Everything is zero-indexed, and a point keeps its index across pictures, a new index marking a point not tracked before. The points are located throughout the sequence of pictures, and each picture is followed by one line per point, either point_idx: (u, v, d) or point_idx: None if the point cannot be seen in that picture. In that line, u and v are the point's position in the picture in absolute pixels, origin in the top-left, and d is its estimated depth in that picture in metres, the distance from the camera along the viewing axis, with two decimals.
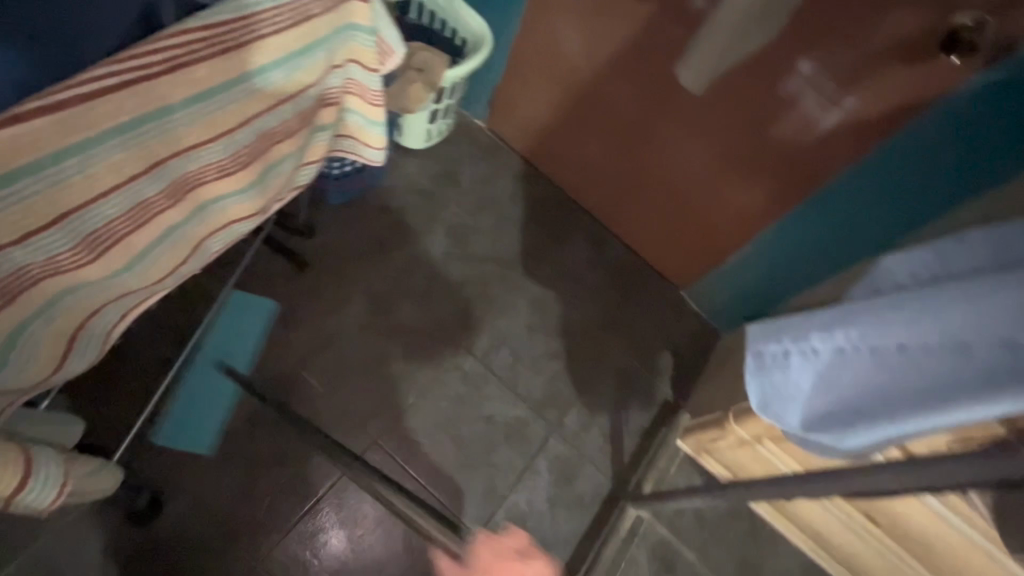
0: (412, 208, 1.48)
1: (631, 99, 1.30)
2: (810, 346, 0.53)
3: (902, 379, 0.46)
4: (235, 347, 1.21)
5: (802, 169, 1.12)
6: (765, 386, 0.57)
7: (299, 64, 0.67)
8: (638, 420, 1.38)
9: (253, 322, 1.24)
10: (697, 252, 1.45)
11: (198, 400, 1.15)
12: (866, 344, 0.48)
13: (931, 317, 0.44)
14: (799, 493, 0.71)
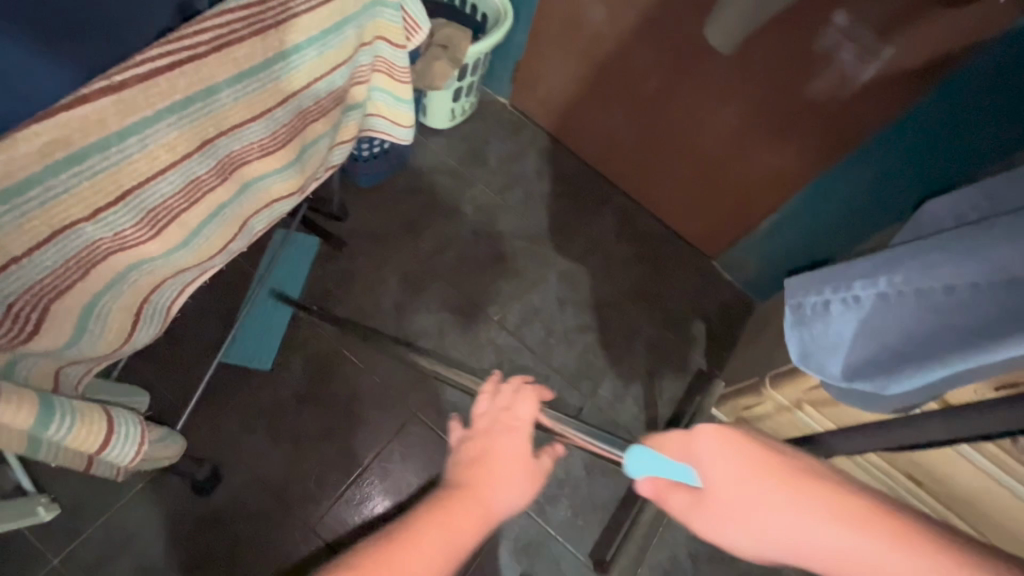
0: (439, 187, 1.49)
1: (655, 64, 1.27)
2: (851, 295, 0.53)
3: (948, 320, 0.45)
4: (286, 277, 1.30)
5: (837, 125, 1.09)
6: (807, 337, 0.57)
7: (331, 42, 0.69)
8: (672, 389, 1.38)
9: (299, 255, 1.33)
10: (729, 220, 1.43)
11: (253, 320, 1.24)
12: (911, 289, 0.48)
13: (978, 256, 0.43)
14: (841, 449, 0.70)
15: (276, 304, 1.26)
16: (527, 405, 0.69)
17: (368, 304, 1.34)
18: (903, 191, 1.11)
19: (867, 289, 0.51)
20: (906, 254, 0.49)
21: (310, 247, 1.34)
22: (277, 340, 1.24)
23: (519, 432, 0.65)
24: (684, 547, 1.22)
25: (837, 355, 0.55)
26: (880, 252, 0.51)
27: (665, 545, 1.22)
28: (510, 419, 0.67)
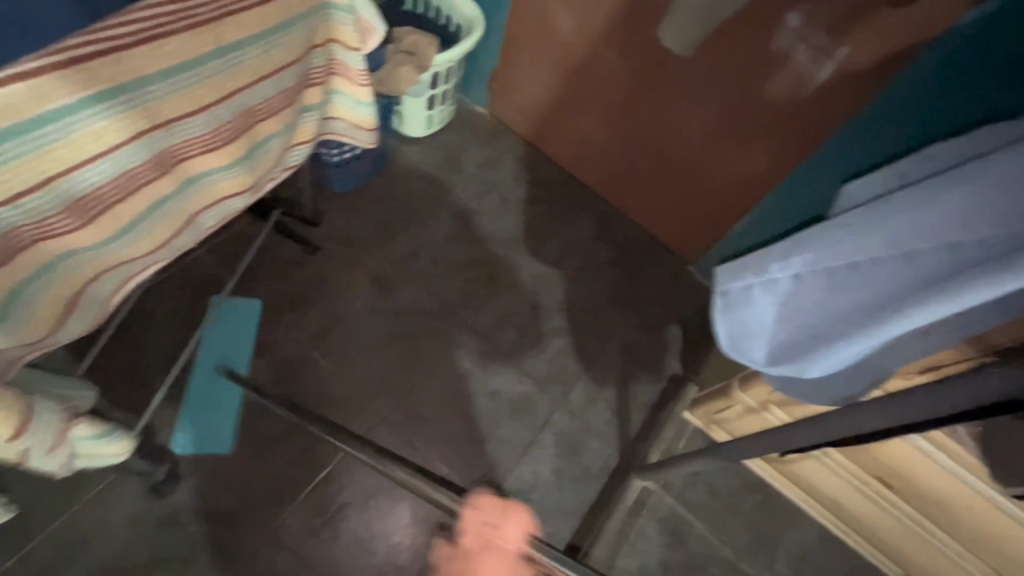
0: (415, 193, 1.50)
1: (624, 70, 1.29)
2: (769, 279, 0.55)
3: (856, 297, 0.49)
4: (232, 347, 1.23)
5: (797, 126, 1.10)
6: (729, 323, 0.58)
7: (278, 40, 0.71)
8: (646, 394, 1.36)
9: (246, 323, 1.26)
10: (702, 225, 1.43)
11: (202, 402, 1.18)
12: (823, 268, 0.51)
13: (880, 233, 0.47)
14: (788, 444, 0.69)
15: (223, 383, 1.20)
16: (513, 534, 1.11)
17: (340, 309, 1.34)
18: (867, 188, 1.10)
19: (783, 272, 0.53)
20: (817, 236, 0.52)
21: (252, 313, 1.27)
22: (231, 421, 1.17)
23: (505, 551, 1.12)
24: (653, 554, 1.20)
25: (759, 340, 0.57)
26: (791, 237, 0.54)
27: (635, 551, 1.20)
28: (494, 535, 1.13)
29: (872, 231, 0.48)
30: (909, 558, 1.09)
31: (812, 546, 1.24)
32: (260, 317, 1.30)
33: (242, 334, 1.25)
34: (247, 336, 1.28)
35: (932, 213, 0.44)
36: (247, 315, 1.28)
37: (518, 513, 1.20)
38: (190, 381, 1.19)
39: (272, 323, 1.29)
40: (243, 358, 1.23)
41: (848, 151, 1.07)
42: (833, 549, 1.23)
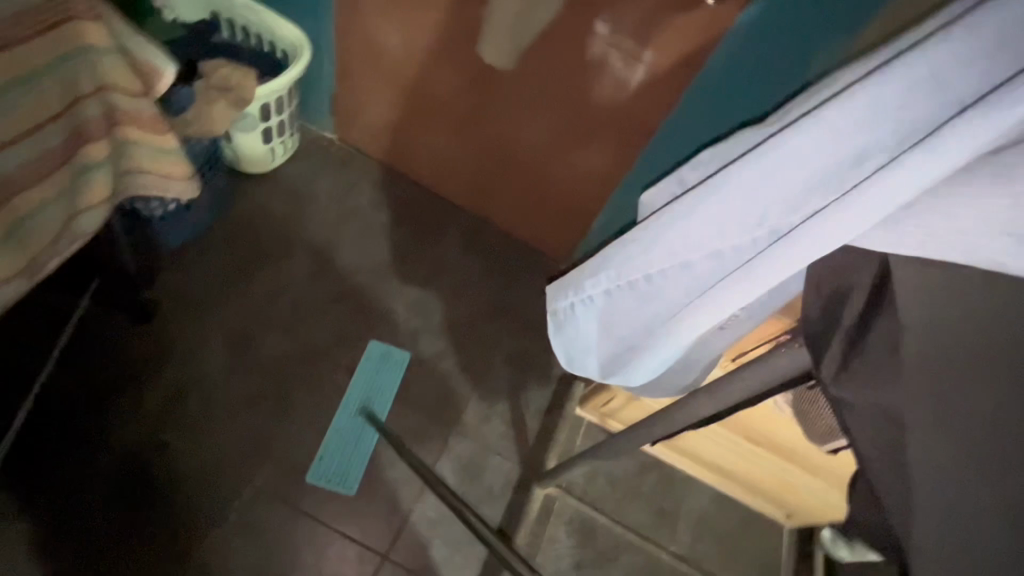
0: (265, 234, 1.39)
1: (459, 85, 1.28)
2: (584, 296, 0.72)
3: (644, 307, 0.67)
4: (380, 390, 1.28)
5: (625, 126, 1.16)
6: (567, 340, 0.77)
7: (16, 98, 0.64)
8: (539, 399, 1.37)
9: (391, 371, 1.31)
10: (563, 229, 1.48)
11: (340, 442, 1.21)
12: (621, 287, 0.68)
13: (652, 251, 0.64)
14: (653, 435, 0.74)
15: (364, 423, 1.23)
16: None
17: (194, 376, 1.20)
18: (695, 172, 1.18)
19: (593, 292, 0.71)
20: (611, 258, 0.69)
21: (402, 362, 1.33)
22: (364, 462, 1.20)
23: None
24: (567, 557, 1.22)
25: (595, 347, 0.74)
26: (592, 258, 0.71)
27: (549, 559, 1.21)
28: None
29: (648, 253, 0.64)
30: (780, 496, 1.24)
31: (707, 509, 1.32)
32: (95, 404, 1.13)
33: (389, 380, 1.30)
34: (84, 428, 1.11)
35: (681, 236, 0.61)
36: (395, 364, 1.33)
37: None
38: (334, 420, 1.23)
39: (110, 408, 1.14)
40: (387, 403, 1.28)
41: (673, 145, 1.15)
42: (725, 509, 1.33)
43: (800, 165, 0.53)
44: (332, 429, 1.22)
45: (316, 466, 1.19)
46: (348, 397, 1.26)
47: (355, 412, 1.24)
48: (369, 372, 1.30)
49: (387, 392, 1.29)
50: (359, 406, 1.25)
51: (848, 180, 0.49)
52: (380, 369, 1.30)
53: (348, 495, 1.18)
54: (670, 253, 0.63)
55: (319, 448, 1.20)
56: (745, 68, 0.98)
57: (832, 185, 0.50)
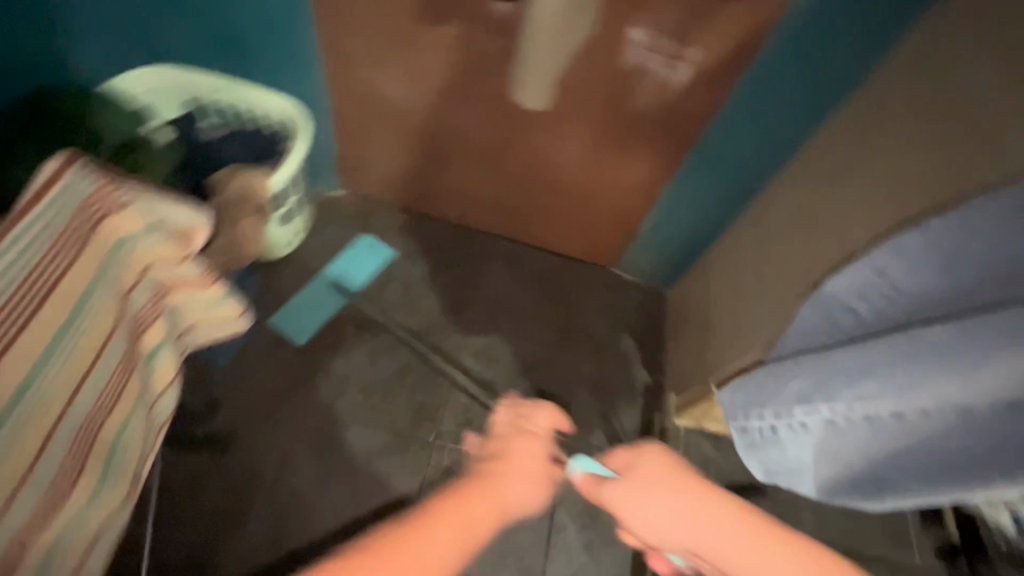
0: (311, 321, 1.32)
1: (477, 119, 1.17)
2: (794, 423, 0.63)
3: (891, 433, 0.53)
4: (355, 270, 1.39)
5: (674, 126, 1.06)
6: (771, 454, 0.68)
7: (82, 325, 0.57)
8: (631, 417, 1.33)
9: (372, 262, 1.41)
10: (612, 238, 1.40)
11: (307, 300, 1.33)
12: (852, 414, 0.56)
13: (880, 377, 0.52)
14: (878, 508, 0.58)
15: (335, 293, 1.35)
16: (542, 417, 1.02)
17: (289, 492, 1.15)
18: (754, 159, 1.09)
19: (808, 419, 0.61)
20: (816, 376, 0.59)
21: (384, 258, 1.42)
22: (321, 324, 1.31)
23: (535, 436, 0.96)
24: None
25: (817, 466, 0.63)
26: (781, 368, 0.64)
27: None
28: (530, 424, 1.00)
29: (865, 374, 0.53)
30: None
31: None
32: (202, 551, 1.09)
33: (366, 267, 1.40)
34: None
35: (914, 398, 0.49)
36: (378, 255, 1.42)
37: (549, 408, 1.04)
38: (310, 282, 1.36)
39: (218, 551, 1.10)
40: (361, 286, 1.38)
41: (728, 135, 1.06)
42: None
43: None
44: (305, 286, 1.35)
45: (281, 313, 1.31)
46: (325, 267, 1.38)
47: (328, 281, 1.36)
48: (351, 255, 1.41)
49: (362, 278, 1.39)
50: (333, 274, 1.37)
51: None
52: (360, 257, 1.41)
53: (296, 344, 1.29)
54: (910, 411, 0.50)
55: (287, 298, 1.33)
56: (812, 46, 0.88)
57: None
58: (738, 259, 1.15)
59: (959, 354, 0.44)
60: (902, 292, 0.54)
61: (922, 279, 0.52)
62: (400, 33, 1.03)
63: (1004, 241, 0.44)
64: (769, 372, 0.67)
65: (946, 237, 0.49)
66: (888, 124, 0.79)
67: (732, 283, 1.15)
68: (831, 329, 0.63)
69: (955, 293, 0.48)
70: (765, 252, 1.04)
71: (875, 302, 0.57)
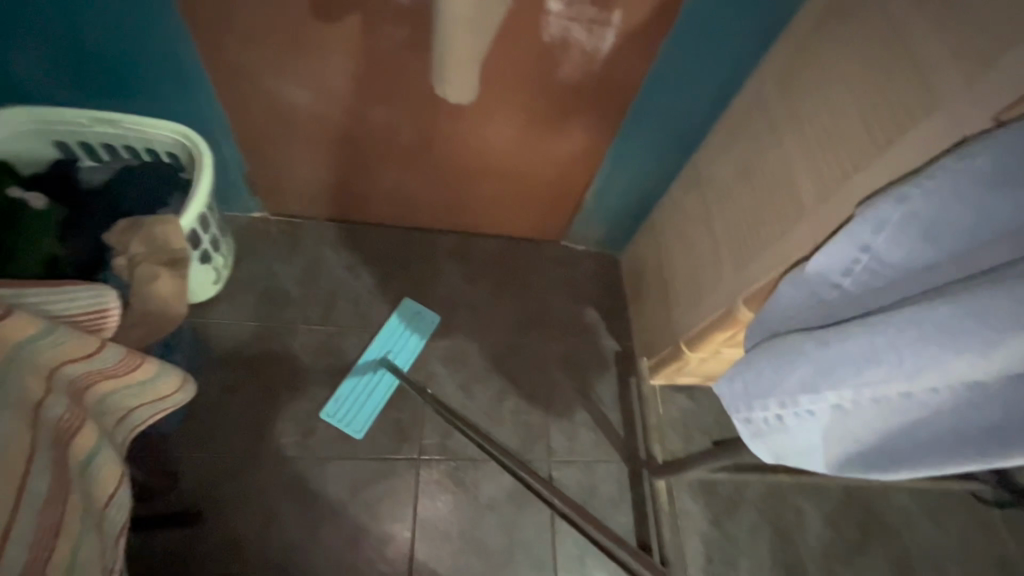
0: (262, 363, 1.23)
1: (400, 118, 1.09)
2: (801, 411, 0.64)
3: (904, 412, 0.56)
4: (401, 348, 1.29)
5: (606, 94, 1.03)
6: (777, 443, 0.68)
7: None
8: (608, 389, 1.34)
9: (417, 334, 1.31)
10: (559, 214, 1.37)
11: (356, 390, 1.22)
12: (860, 398, 0.59)
13: (891, 361, 0.55)
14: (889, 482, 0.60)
15: (385, 375, 1.25)
16: None
17: (277, 547, 1.09)
18: (687, 117, 1.08)
19: (816, 407, 0.62)
20: (819, 365, 0.61)
21: (430, 327, 1.32)
22: (376, 411, 1.22)
23: None
24: (703, 521, 1.22)
25: (826, 449, 0.64)
26: (782, 356, 0.65)
27: (693, 534, 1.21)
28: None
29: (875, 359, 0.56)
30: None
31: None
32: None
33: (412, 340, 1.30)
34: None
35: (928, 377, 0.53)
36: (423, 326, 1.32)
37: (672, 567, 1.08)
38: (354, 368, 1.25)
39: None
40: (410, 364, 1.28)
41: (659, 98, 1.04)
42: None
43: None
44: (353, 375, 1.24)
45: (331, 404, 1.20)
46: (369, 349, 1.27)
47: (376, 365, 1.25)
48: (394, 330, 1.30)
49: (409, 354, 1.29)
50: (380, 356, 1.26)
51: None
52: (405, 331, 1.30)
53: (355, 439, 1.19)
54: (925, 390, 0.54)
55: (335, 390, 1.22)
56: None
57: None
58: (687, 218, 1.15)
59: (977, 334, 0.48)
60: (886, 265, 0.60)
61: (906, 252, 0.58)
62: (294, 35, 0.92)
63: (983, 211, 0.52)
64: (766, 362, 0.67)
65: (929, 208, 0.55)
66: (819, 71, 0.79)
67: (686, 243, 1.15)
68: (819, 305, 0.67)
69: (941, 260, 0.56)
70: (714, 209, 1.04)
71: (861, 277, 0.63)
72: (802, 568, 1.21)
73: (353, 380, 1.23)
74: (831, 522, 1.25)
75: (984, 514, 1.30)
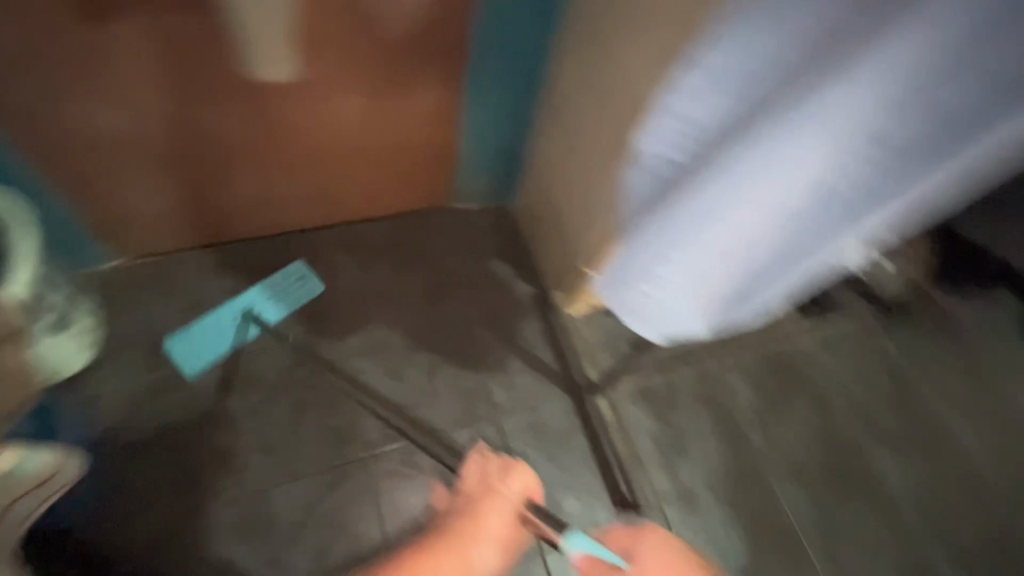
0: (168, 414, 1.15)
1: (230, 116, 1.01)
2: (668, 279, 0.80)
3: (738, 259, 0.72)
4: (267, 300, 1.26)
5: (435, 39, 0.99)
6: (655, 307, 0.86)
7: None
8: (534, 331, 1.35)
9: (296, 294, 1.28)
10: (435, 175, 1.34)
11: (207, 330, 1.21)
12: (701, 259, 0.74)
13: (712, 224, 0.69)
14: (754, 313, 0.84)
15: (245, 326, 1.23)
16: (512, 483, 1.13)
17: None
18: (525, 46, 1.07)
19: (672, 273, 0.78)
20: (666, 240, 0.75)
21: (314, 291, 1.30)
22: (215, 357, 1.20)
23: (502, 499, 1.10)
24: (651, 423, 1.29)
25: (693, 303, 0.82)
26: (642, 237, 0.78)
27: (644, 436, 1.28)
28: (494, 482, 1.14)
29: (699, 230, 0.70)
30: None
31: None
32: None
33: (287, 299, 1.27)
34: None
35: (746, 216, 0.65)
36: (304, 285, 1.29)
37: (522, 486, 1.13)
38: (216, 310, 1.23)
39: None
40: (278, 318, 1.26)
41: (491, 31, 1.02)
42: None
43: (858, 134, 0.53)
44: (210, 315, 1.23)
45: (181, 335, 1.20)
46: (236, 297, 1.25)
47: (238, 313, 1.23)
48: (269, 284, 1.28)
49: (278, 309, 1.26)
50: (244, 306, 1.24)
51: (948, 119, 0.50)
52: (278, 287, 1.28)
53: (185, 378, 1.18)
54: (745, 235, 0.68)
55: (189, 323, 1.22)
56: None
57: (927, 126, 0.51)
58: (555, 144, 1.15)
59: (758, 189, 0.62)
60: (699, 128, 0.66)
61: (711, 112, 0.63)
62: (70, 48, 0.83)
63: (762, 54, 0.56)
64: (638, 246, 0.80)
65: (728, 52, 0.58)
66: None
67: (560, 170, 1.16)
68: (664, 182, 0.74)
69: (728, 119, 0.62)
70: (574, 128, 1.05)
71: (683, 148, 0.69)
72: (743, 433, 1.32)
73: (208, 320, 1.22)
74: (756, 385, 1.37)
75: (880, 336, 1.46)
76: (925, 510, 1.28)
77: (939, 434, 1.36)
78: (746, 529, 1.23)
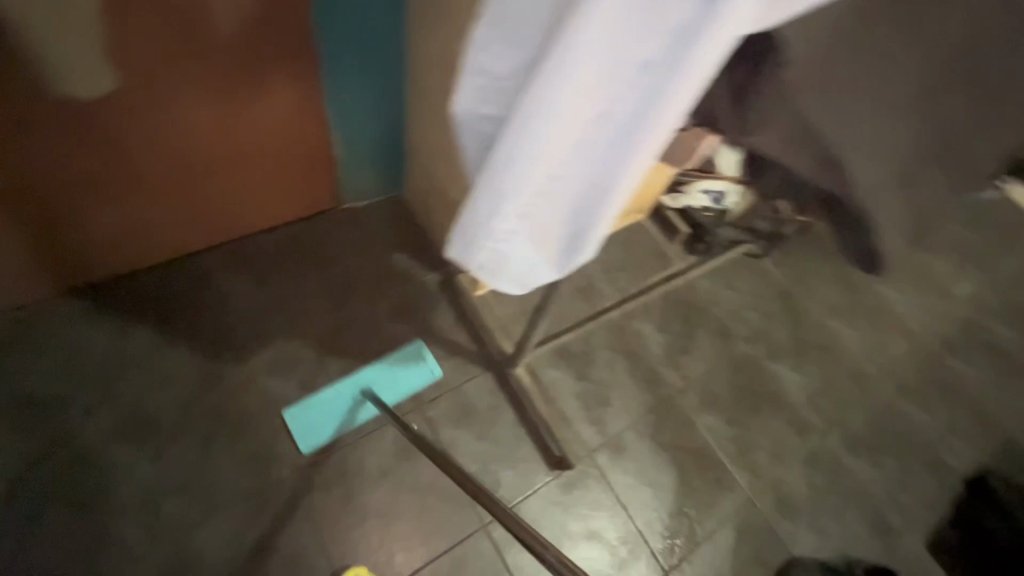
0: (59, 471, 1.06)
1: (57, 140, 0.94)
2: (503, 232, 0.69)
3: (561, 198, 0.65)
4: (384, 380, 1.25)
5: (276, 37, 0.97)
6: (506, 270, 0.75)
7: None
8: (445, 317, 1.36)
9: (410, 374, 1.27)
10: (316, 179, 1.30)
11: (326, 405, 1.19)
12: (527, 203, 0.65)
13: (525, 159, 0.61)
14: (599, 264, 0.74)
15: (365, 405, 1.21)
16: None
17: None
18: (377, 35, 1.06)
19: (508, 225, 0.68)
20: (492, 187, 0.65)
21: (431, 374, 1.28)
22: (333, 432, 1.18)
23: None
24: (571, 382, 1.35)
25: (539, 258, 0.73)
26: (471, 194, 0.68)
27: (566, 396, 1.33)
28: None
29: (515, 166, 0.62)
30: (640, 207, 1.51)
31: (612, 261, 1.52)
32: None
33: (403, 380, 1.26)
34: None
35: (550, 145, 0.59)
36: (418, 366, 1.28)
37: None
38: (332, 385, 1.22)
39: None
40: (394, 400, 1.24)
41: (338, 24, 1.00)
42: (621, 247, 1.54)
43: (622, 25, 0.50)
44: (328, 390, 1.21)
45: (301, 406, 1.18)
46: (352, 374, 1.24)
47: (358, 393, 1.21)
48: (388, 362, 1.27)
49: (392, 390, 1.25)
50: (363, 384, 1.23)
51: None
52: (397, 368, 1.27)
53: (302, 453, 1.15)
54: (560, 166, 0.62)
55: (308, 395, 1.20)
56: None
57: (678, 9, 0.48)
58: (426, 128, 1.15)
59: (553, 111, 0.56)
60: (505, 77, 0.63)
61: (512, 58, 0.61)
62: None
63: None
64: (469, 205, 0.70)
65: None
66: None
67: (436, 153, 1.16)
68: (486, 139, 0.69)
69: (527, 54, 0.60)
70: (440, 110, 1.06)
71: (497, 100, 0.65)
72: (657, 374, 1.40)
73: (329, 394, 1.21)
74: (662, 328, 1.46)
75: (764, 264, 1.59)
76: (823, 411, 1.42)
77: (827, 342, 1.51)
78: (672, 460, 1.31)
